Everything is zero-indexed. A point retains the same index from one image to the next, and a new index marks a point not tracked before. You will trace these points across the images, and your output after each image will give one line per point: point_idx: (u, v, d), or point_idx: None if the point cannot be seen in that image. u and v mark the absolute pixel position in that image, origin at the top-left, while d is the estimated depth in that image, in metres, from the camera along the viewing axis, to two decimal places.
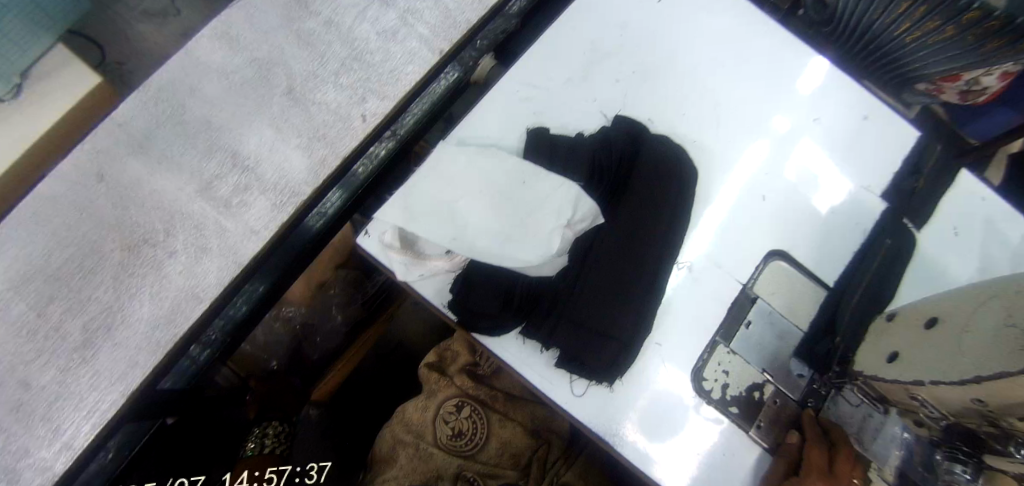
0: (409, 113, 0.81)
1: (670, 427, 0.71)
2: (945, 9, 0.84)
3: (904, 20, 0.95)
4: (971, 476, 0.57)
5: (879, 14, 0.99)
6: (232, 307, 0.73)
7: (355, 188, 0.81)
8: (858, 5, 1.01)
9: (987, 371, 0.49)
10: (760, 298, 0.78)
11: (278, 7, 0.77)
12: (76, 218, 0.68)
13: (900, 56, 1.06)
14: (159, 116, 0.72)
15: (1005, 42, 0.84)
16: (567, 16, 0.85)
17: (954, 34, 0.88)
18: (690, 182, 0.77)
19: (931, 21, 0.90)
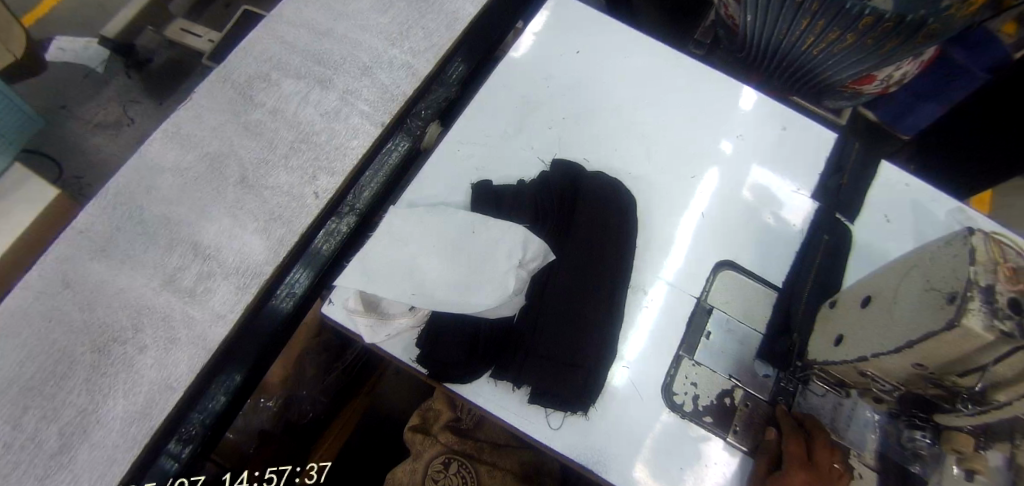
0: (364, 187, 0.84)
1: (679, 458, 0.72)
2: (842, 21, 0.94)
3: (808, 36, 1.04)
4: (931, 439, 0.63)
5: (784, 34, 1.08)
6: (208, 399, 0.70)
7: (321, 266, 0.80)
8: (765, 30, 1.11)
9: (917, 333, 0.53)
10: (715, 308, 0.81)
11: (224, 105, 0.83)
12: (44, 327, 0.69)
13: (814, 69, 1.16)
14: (119, 218, 0.75)
15: (901, 41, 0.93)
16: (495, 77, 0.92)
17: (855, 40, 0.98)
18: (631, 208, 0.83)
19: (832, 33, 1.00)
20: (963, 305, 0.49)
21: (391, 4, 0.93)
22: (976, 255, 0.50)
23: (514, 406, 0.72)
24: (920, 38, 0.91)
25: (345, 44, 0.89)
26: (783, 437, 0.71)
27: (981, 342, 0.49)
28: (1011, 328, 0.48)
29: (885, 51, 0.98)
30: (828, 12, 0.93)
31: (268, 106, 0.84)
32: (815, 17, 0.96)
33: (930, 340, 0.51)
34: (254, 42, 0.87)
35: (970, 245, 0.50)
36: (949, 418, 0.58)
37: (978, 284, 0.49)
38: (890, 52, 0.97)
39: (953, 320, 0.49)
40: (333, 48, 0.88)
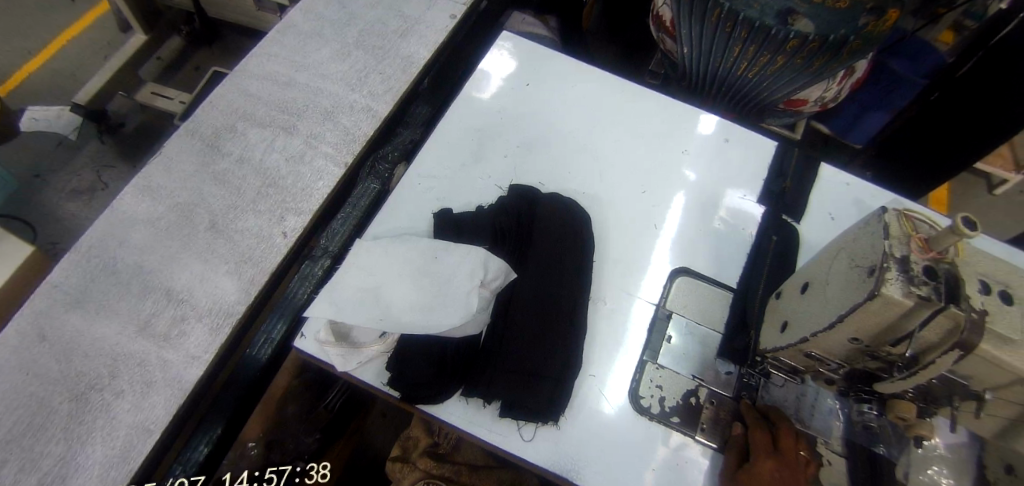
0: (338, 228, 0.95)
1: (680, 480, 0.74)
2: (771, 44, 1.04)
3: (741, 62, 1.13)
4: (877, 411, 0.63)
5: (719, 62, 1.16)
6: (192, 449, 0.87)
7: (293, 313, 0.93)
8: (703, 58, 1.19)
9: (845, 307, 0.54)
10: (674, 312, 0.85)
11: (193, 157, 0.87)
12: (22, 380, 0.71)
13: (752, 91, 1.23)
14: (94, 270, 0.78)
15: (826, 59, 1.03)
16: (450, 113, 0.98)
17: (785, 61, 1.07)
18: (586, 225, 0.87)
19: (764, 56, 1.08)
20: (881, 276, 0.51)
21: (349, 53, 0.99)
22: (889, 230, 0.53)
23: (488, 421, 0.74)
24: (845, 54, 1.01)
25: (307, 92, 0.94)
26: (749, 429, 0.74)
27: (902, 310, 0.51)
28: (926, 293, 0.50)
29: (813, 69, 1.07)
30: (757, 37, 1.03)
31: (235, 155, 0.88)
32: (746, 43, 1.06)
33: (857, 312, 0.53)
34: (219, 96, 0.92)
35: (884, 222, 0.54)
36: (886, 385, 0.58)
37: (893, 256, 0.52)
38: (819, 69, 1.07)
39: (874, 289, 0.51)
40: (296, 97, 0.94)
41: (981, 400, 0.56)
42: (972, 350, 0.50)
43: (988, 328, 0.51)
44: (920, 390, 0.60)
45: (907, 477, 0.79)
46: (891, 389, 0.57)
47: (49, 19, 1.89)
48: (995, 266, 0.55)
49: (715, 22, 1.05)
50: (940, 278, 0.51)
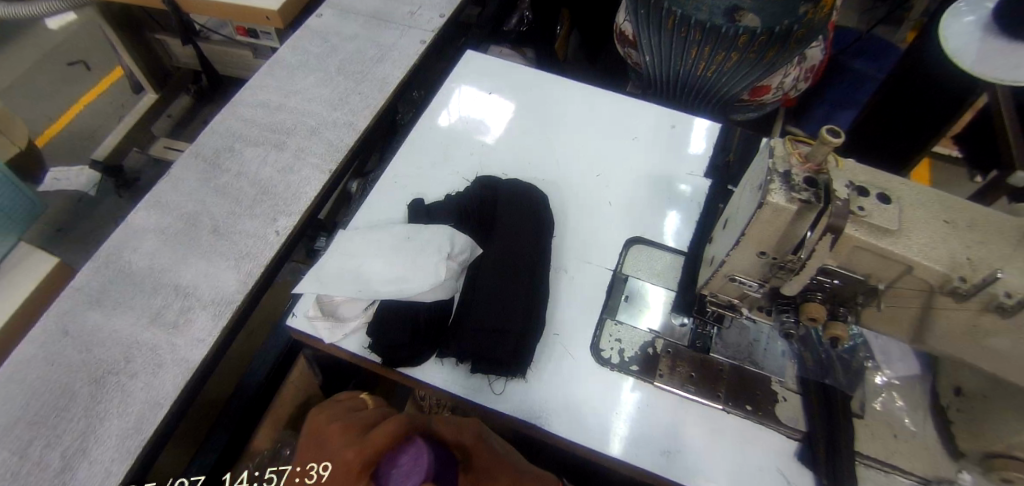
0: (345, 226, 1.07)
1: (660, 441, 0.79)
2: (723, 42, 1.11)
3: (701, 62, 1.20)
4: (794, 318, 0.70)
5: (680, 64, 1.24)
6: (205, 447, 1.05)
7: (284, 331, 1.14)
8: (664, 63, 1.27)
9: (745, 221, 0.63)
10: (629, 276, 0.93)
11: (195, 175, 0.99)
12: (49, 368, 0.80)
13: (714, 90, 1.29)
14: (112, 273, 0.89)
15: (778, 48, 1.10)
16: (422, 123, 1.10)
17: (740, 57, 1.14)
18: (544, 205, 0.97)
19: (719, 55, 1.16)
20: (767, 187, 0.60)
21: (331, 79, 1.13)
22: (774, 152, 0.62)
23: (461, 378, 0.83)
24: (793, 43, 1.08)
25: (295, 114, 1.07)
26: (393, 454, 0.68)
27: (789, 214, 0.60)
28: (806, 196, 0.59)
29: (767, 61, 1.14)
30: (710, 37, 1.11)
31: (233, 171, 1.00)
32: (700, 45, 1.15)
33: (753, 223, 0.62)
34: (219, 123, 1.06)
35: (770, 146, 0.62)
36: (790, 289, 0.67)
37: (777, 172, 0.60)
38: (772, 59, 1.13)
39: (762, 199, 0.60)
40: (286, 118, 1.07)
41: (880, 294, 0.65)
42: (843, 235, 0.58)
43: (854, 218, 0.59)
44: (829, 292, 0.68)
45: (863, 411, 0.83)
46: (793, 291, 0.66)
47: (70, 87, 2.12)
48: (874, 176, 0.64)
49: (671, 28, 1.14)
50: (819, 187, 0.59)
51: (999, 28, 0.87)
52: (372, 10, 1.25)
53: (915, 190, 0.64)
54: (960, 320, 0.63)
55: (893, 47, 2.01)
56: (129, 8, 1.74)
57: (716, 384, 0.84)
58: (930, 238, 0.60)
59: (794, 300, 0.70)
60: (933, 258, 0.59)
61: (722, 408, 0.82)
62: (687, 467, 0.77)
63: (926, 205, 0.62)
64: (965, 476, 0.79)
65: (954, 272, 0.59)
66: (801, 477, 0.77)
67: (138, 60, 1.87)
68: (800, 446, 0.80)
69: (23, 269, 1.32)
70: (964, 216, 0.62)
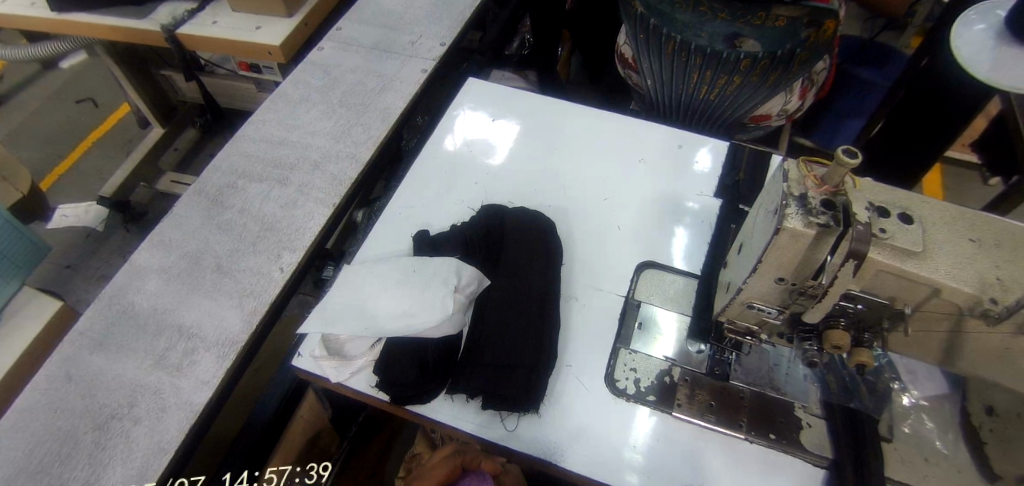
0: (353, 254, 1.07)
1: (683, 475, 0.76)
2: (725, 66, 1.11)
3: (703, 86, 1.20)
4: (817, 345, 0.67)
5: (681, 88, 1.24)
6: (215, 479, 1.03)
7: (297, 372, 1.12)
8: (666, 87, 1.26)
9: (762, 247, 0.62)
10: (642, 301, 0.91)
11: (199, 212, 0.99)
12: (51, 416, 0.79)
13: (718, 112, 1.28)
14: (115, 316, 0.88)
15: (780, 71, 1.08)
16: (426, 152, 1.10)
17: (742, 81, 1.13)
18: (552, 232, 0.95)
19: (720, 79, 1.15)
20: (783, 213, 0.58)
21: (334, 111, 1.12)
22: (788, 175, 0.60)
23: (472, 415, 0.81)
24: (795, 66, 1.07)
25: (298, 148, 1.07)
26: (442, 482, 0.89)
27: (808, 239, 0.58)
28: (825, 221, 0.57)
29: (770, 84, 1.13)
30: (712, 61, 1.11)
31: (236, 207, 0.99)
32: (702, 69, 1.14)
33: (771, 248, 0.60)
34: (222, 159, 1.06)
35: (783, 170, 0.61)
36: (813, 315, 0.64)
37: (793, 195, 0.59)
38: (775, 82, 1.11)
39: (779, 224, 0.58)
40: (289, 153, 1.06)
41: (906, 317, 0.63)
42: (865, 258, 0.56)
43: (874, 238, 0.57)
44: (852, 318, 0.65)
45: (891, 435, 0.80)
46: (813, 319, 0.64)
47: (76, 126, 2.14)
48: (893, 195, 0.62)
49: (671, 52, 1.14)
50: (838, 209, 0.57)
51: (1011, 36, 0.86)
52: (373, 41, 1.25)
53: (938, 209, 0.62)
54: (992, 342, 0.60)
55: (898, 55, 2.00)
56: (134, 46, 1.79)
57: (737, 413, 0.80)
58: (957, 258, 0.58)
59: (816, 326, 0.67)
60: (961, 280, 0.57)
61: (744, 438, 0.78)
62: None
63: (952, 225, 0.60)
64: None
65: (984, 294, 0.56)
66: None
67: (144, 98, 1.89)
68: (827, 474, 0.76)
69: (28, 311, 1.33)
70: (992, 233, 0.60)
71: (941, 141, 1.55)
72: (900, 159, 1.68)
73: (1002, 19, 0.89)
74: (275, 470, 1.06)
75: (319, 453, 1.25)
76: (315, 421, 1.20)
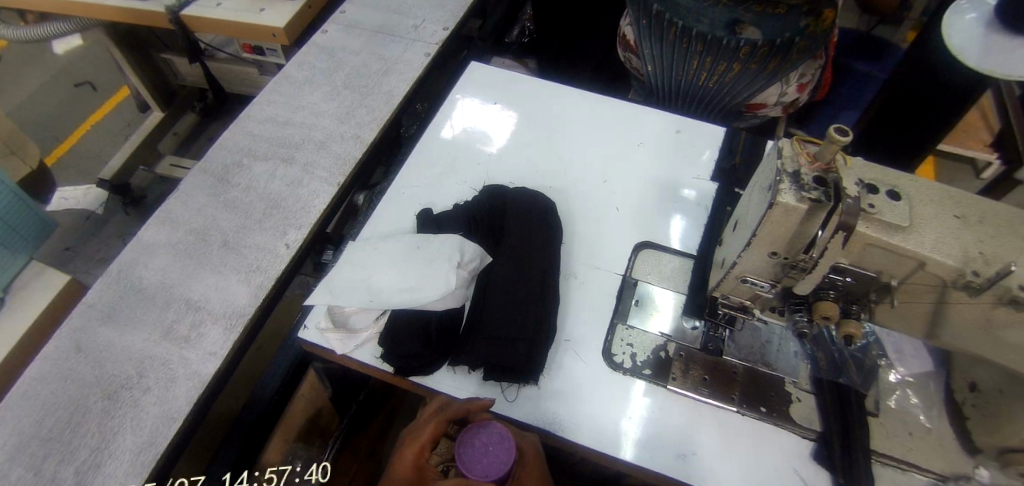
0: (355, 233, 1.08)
1: (678, 446, 0.78)
2: (725, 53, 1.13)
3: (702, 72, 1.22)
4: (807, 317, 0.70)
5: (682, 74, 1.26)
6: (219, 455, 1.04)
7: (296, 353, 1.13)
8: (666, 72, 1.28)
9: (756, 221, 0.64)
10: (639, 280, 0.93)
11: (205, 190, 1.01)
12: (62, 385, 0.81)
13: (715, 99, 1.30)
14: (122, 290, 0.89)
15: (778, 60, 1.10)
16: (428, 134, 1.11)
17: (741, 68, 1.16)
18: (552, 212, 0.97)
19: (720, 65, 1.17)
20: (776, 188, 0.61)
21: (338, 93, 1.14)
22: (783, 152, 0.63)
23: (473, 386, 0.83)
24: (795, 55, 1.08)
25: (303, 129, 1.08)
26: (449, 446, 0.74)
27: (801, 213, 0.60)
28: (817, 195, 0.59)
29: (768, 73, 1.15)
30: (712, 48, 1.13)
31: (242, 185, 1.01)
32: (702, 55, 1.17)
33: (765, 222, 0.62)
34: (227, 139, 1.07)
35: (778, 147, 0.64)
36: (802, 287, 0.67)
37: (786, 172, 0.61)
38: (774, 71, 1.14)
39: (772, 199, 0.60)
40: (293, 133, 1.08)
41: (893, 289, 0.66)
42: (854, 231, 0.59)
43: (862, 212, 0.60)
44: (841, 290, 0.68)
45: (878, 409, 0.83)
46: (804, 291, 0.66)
47: (76, 109, 2.14)
48: (883, 174, 0.64)
49: (672, 38, 1.17)
50: (828, 184, 0.60)
51: (1001, 25, 0.88)
52: (377, 24, 1.26)
53: (926, 187, 0.64)
54: (974, 313, 0.63)
55: (894, 48, 2.02)
56: (134, 29, 1.79)
57: (729, 387, 0.83)
58: (942, 233, 0.60)
59: (806, 299, 0.70)
60: (945, 253, 0.59)
61: (736, 410, 0.81)
62: (703, 471, 0.77)
63: (938, 202, 0.63)
64: (983, 472, 0.78)
65: (967, 267, 0.59)
66: (820, 480, 0.77)
67: (145, 81, 1.89)
68: (816, 446, 0.79)
69: (34, 286, 1.34)
70: (976, 211, 0.62)
71: (936, 127, 1.59)
72: (899, 146, 1.71)
73: (991, 8, 0.91)
74: (275, 468, 1.07)
75: (320, 433, 1.27)
76: (316, 401, 1.22)
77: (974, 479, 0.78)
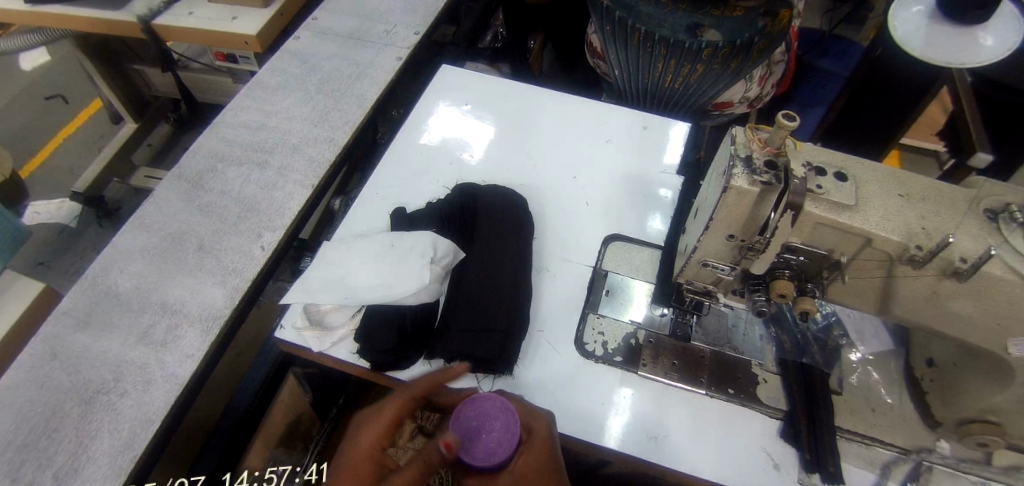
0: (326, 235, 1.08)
1: (653, 427, 0.81)
2: (688, 55, 1.17)
3: (667, 74, 1.26)
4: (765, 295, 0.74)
5: (648, 76, 1.30)
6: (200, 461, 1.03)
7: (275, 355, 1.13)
8: (633, 74, 1.31)
9: (713, 206, 0.67)
10: (609, 271, 0.96)
11: (181, 194, 1.01)
12: (37, 392, 0.80)
13: (682, 99, 1.34)
14: (97, 296, 0.89)
15: (740, 59, 1.14)
16: (401, 136, 1.13)
17: (704, 69, 1.20)
18: (523, 208, 0.99)
19: (684, 67, 1.21)
20: (730, 173, 0.64)
21: (311, 98, 1.15)
22: (736, 139, 0.66)
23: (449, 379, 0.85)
24: (755, 53, 1.12)
25: (276, 133, 1.09)
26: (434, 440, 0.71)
27: (753, 196, 0.63)
28: (767, 179, 0.62)
29: (731, 71, 1.19)
30: (675, 50, 1.17)
31: (217, 190, 1.02)
32: (667, 58, 1.20)
33: (721, 206, 0.65)
34: (201, 145, 1.08)
35: (731, 135, 0.67)
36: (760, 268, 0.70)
37: (739, 157, 0.65)
38: (736, 69, 1.18)
39: (726, 183, 0.63)
40: (267, 138, 1.09)
41: (843, 266, 0.69)
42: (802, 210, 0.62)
43: (810, 193, 0.63)
44: (795, 270, 0.72)
45: (841, 388, 0.86)
46: (761, 271, 0.70)
47: (47, 121, 2.13)
48: (831, 157, 0.68)
49: (637, 43, 1.20)
50: (778, 168, 0.63)
51: (943, 16, 0.94)
52: (349, 30, 1.28)
53: (870, 169, 0.68)
54: (920, 287, 0.66)
55: (854, 48, 2.09)
56: (106, 39, 1.80)
57: (698, 371, 0.86)
58: (886, 211, 0.64)
59: (764, 279, 0.74)
60: (890, 229, 0.63)
61: (705, 392, 0.84)
62: (674, 452, 0.79)
63: (882, 182, 0.66)
64: (943, 445, 0.82)
65: (911, 242, 0.62)
66: (787, 455, 0.79)
67: (117, 91, 1.90)
68: (782, 424, 0.82)
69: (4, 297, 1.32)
70: (918, 190, 0.66)
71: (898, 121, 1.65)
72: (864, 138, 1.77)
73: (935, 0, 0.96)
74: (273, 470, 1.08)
75: (302, 437, 1.27)
76: (297, 405, 1.22)
77: (934, 451, 0.81)
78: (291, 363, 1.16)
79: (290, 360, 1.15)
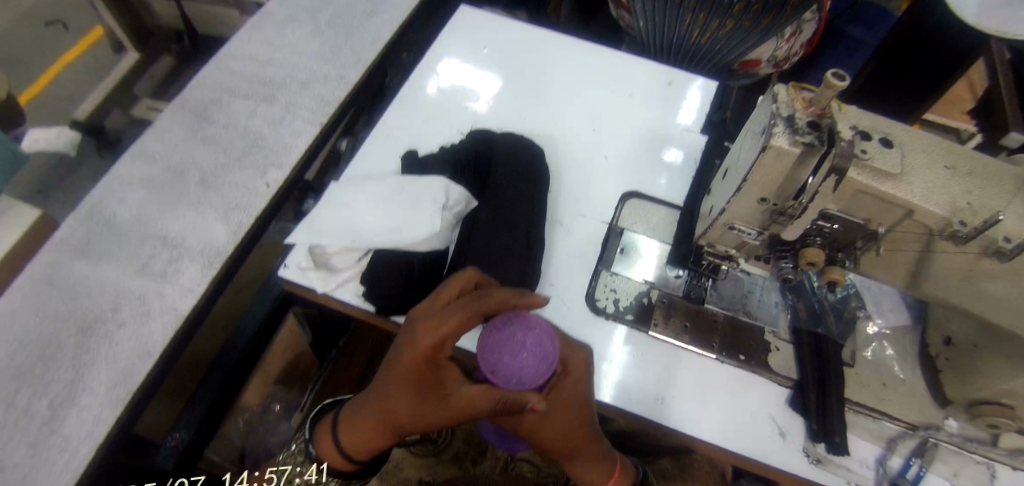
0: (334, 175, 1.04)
1: (663, 388, 0.80)
2: None
3: (694, 23, 1.17)
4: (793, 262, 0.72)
5: (673, 27, 1.21)
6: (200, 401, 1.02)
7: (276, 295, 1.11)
8: (657, 24, 1.23)
9: (747, 166, 0.63)
10: (625, 229, 0.92)
11: (184, 126, 0.97)
12: (34, 318, 0.78)
13: (706, 53, 1.26)
14: (95, 225, 0.87)
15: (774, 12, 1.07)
16: (414, 77, 1.07)
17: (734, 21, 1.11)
18: (539, 159, 0.95)
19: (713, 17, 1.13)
20: (771, 131, 0.59)
21: (321, 32, 1.09)
22: (778, 97, 0.61)
23: None
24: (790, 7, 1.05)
25: (285, 68, 1.04)
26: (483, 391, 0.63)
27: (792, 157, 0.59)
28: (810, 139, 0.58)
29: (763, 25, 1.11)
30: None
31: (222, 122, 0.97)
32: None
33: (757, 166, 0.61)
34: (205, 74, 1.02)
35: (773, 91, 0.62)
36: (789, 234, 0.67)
37: (781, 115, 0.60)
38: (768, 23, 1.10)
39: (766, 142, 0.59)
40: (275, 72, 1.03)
41: (878, 236, 0.66)
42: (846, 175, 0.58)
43: (855, 157, 0.59)
44: (826, 236, 0.69)
45: (854, 360, 0.84)
46: (791, 237, 0.67)
47: None
48: (876, 121, 0.64)
49: None
50: (823, 130, 0.59)
51: None
52: None
53: (917, 135, 0.64)
54: (956, 262, 0.63)
55: (890, 12, 1.88)
56: None
57: (710, 335, 0.84)
58: (931, 182, 0.60)
59: (793, 245, 0.71)
60: (934, 201, 0.59)
61: (717, 358, 0.82)
62: (681, 415, 0.78)
63: (928, 151, 0.62)
64: (951, 423, 0.80)
65: (955, 216, 0.59)
66: (794, 424, 0.79)
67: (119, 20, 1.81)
68: (792, 393, 0.81)
69: None
70: (966, 163, 0.62)
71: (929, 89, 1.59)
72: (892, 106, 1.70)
73: None
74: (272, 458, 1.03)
75: (300, 377, 1.28)
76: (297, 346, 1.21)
77: (942, 429, 0.80)
78: (293, 304, 1.14)
79: (292, 301, 1.13)
